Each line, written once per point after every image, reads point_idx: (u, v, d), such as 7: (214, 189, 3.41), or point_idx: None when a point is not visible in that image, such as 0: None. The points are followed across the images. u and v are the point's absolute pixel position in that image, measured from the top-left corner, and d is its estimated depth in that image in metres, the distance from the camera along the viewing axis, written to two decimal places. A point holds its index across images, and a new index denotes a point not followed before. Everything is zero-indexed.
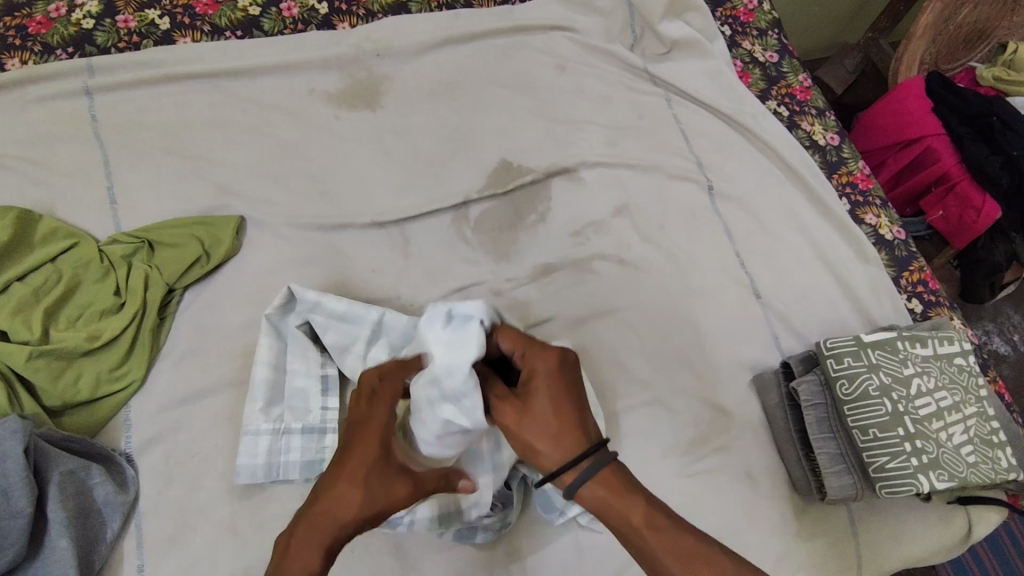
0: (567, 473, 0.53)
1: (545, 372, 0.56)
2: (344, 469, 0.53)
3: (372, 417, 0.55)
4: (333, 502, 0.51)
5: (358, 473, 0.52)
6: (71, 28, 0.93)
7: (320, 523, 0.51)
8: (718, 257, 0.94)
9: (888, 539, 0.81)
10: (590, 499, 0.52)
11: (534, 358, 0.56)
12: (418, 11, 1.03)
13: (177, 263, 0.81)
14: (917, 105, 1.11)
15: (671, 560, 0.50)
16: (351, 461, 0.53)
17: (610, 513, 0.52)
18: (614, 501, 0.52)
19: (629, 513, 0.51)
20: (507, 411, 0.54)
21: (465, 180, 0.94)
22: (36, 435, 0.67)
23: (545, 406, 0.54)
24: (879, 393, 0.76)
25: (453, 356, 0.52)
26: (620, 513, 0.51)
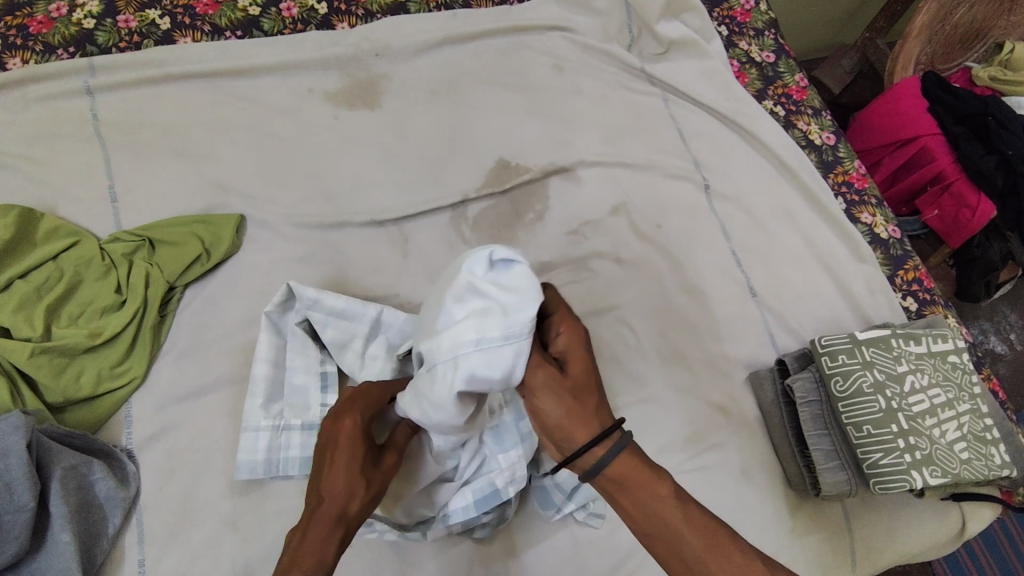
0: (598, 445, 0.48)
1: (580, 341, 0.52)
2: (337, 466, 0.54)
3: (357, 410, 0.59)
4: (336, 493, 0.52)
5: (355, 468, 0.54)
6: (72, 27, 0.93)
7: (328, 514, 0.52)
8: (714, 256, 0.95)
9: (882, 535, 0.82)
10: (617, 475, 0.48)
11: (568, 331, 0.52)
12: (417, 11, 1.04)
13: (178, 261, 0.82)
14: (913, 105, 1.12)
15: (694, 539, 0.47)
16: (342, 456, 0.55)
17: (639, 490, 0.48)
18: (641, 477, 0.48)
19: (657, 488, 0.48)
20: (544, 371, 0.49)
21: (463, 179, 0.95)
22: (38, 431, 0.68)
23: (584, 378, 0.49)
24: (873, 390, 0.77)
25: (506, 298, 0.49)
26: (648, 492, 0.48)
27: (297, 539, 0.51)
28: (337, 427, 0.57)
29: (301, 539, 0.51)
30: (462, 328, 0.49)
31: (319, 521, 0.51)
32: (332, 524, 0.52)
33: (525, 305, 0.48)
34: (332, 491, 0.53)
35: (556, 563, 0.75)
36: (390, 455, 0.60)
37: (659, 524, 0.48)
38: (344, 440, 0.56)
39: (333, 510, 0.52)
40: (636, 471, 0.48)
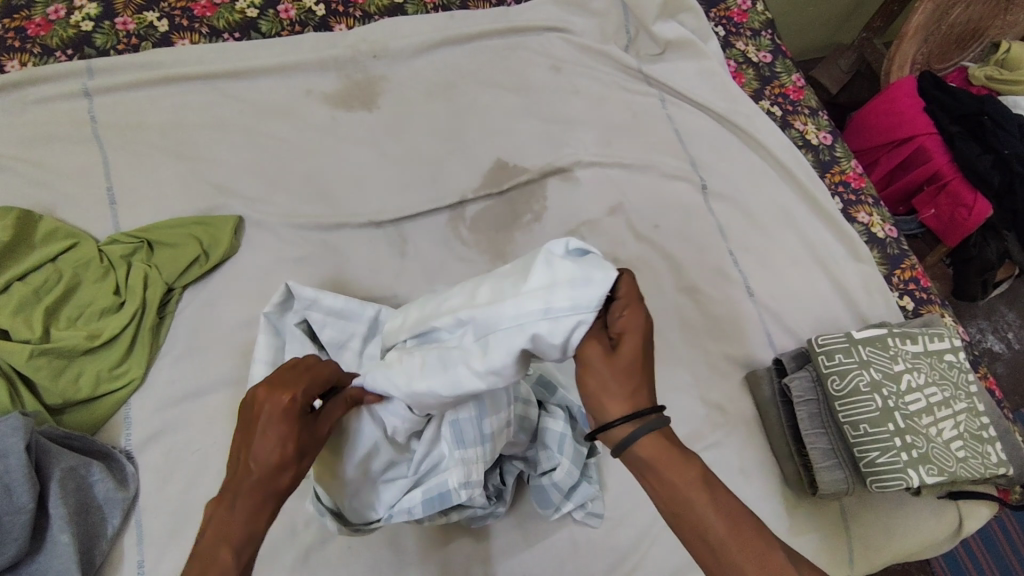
0: (625, 425, 0.45)
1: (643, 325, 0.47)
2: (271, 442, 0.46)
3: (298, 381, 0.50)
4: (267, 467, 0.46)
5: (294, 440, 0.47)
6: (70, 29, 0.94)
7: (255, 488, 0.46)
8: (712, 255, 0.95)
9: (879, 533, 0.82)
10: (643, 454, 0.45)
11: (631, 313, 0.47)
12: (414, 13, 1.04)
13: (176, 262, 0.82)
14: (909, 104, 1.12)
15: (721, 529, 0.43)
16: (272, 431, 0.46)
17: (665, 471, 0.45)
18: (671, 458, 0.45)
19: (684, 471, 0.44)
20: (592, 349, 0.46)
21: (461, 180, 0.95)
22: (37, 432, 0.68)
23: (635, 362, 0.45)
24: (870, 389, 0.77)
25: (579, 273, 0.46)
26: (673, 473, 0.44)
27: (217, 507, 0.46)
28: (273, 397, 0.48)
29: (223, 506, 0.46)
30: (529, 298, 0.47)
31: (247, 497, 0.46)
32: (261, 490, 0.46)
33: (597, 283, 0.45)
34: (262, 462, 0.46)
35: (555, 563, 0.75)
36: (327, 422, 0.52)
37: (685, 509, 0.44)
38: (275, 417, 0.47)
39: (262, 487, 0.46)
40: (664, 452, 0.45)
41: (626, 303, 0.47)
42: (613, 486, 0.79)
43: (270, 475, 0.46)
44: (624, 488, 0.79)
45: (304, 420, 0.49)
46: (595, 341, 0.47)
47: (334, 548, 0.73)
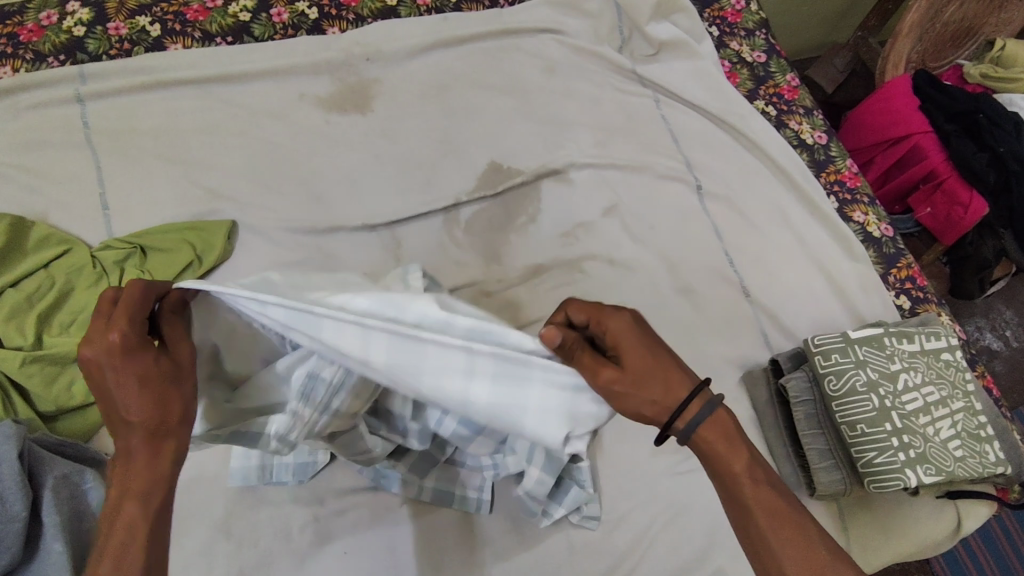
0: (681, 418, 0.53)
1: (624, 333, 0.55)
2: (145, 383, 0.52)
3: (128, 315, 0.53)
4: (154, 409, 0.52)
5: (138, 379, 0.52)
6: (62, 35, 0.93)
7: (156, 431, 0.53)
8: (707, 256, 0.95)
9: (877, 534, 0.82)
10: (703, 441, 0.54)
11: (607, 320, 0.55)
12: (407, 15, 1.04)
13: (169, 267, 0.81)
14: (903, 103, 1.13)
15: (762, 518, 0.52)
16: (136, 374, 0.52)
17: (722, 459, 0.53)
18: (728, 450, 0.53)
19: (733, 461, 0.53)
20: (609, 373, 0.52)
21: (456, 182, 0.95)
22: (30, 440, 0.68)
23: (642, 368, 0.53)
24: (866, 389, 0.77)
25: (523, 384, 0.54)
26: (727, 462, 0.53)
27: (120, 470, 0.52)
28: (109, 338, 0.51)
29: (125, 469, 0.52)
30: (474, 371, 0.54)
31: (150, 438, 0.52)
32: (157, 437, 0.53)
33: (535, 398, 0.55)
34: (143, 406, 0.52)
35: (552, 566, 0.75)
36: (184, 344, 0.56)
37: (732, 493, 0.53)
38: (127, 358, 0.52)
39: (162, 425, 0.53)
40: (718, 440, 0.54)
41: (593, 318, 0.55)
42: (610, 488, 0.79)
43: (161, 416, 0.53)
44: (621, 491, 0.79)
45: (156, 352, 0.54)
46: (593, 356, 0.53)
47: (328, 554, 0.73)
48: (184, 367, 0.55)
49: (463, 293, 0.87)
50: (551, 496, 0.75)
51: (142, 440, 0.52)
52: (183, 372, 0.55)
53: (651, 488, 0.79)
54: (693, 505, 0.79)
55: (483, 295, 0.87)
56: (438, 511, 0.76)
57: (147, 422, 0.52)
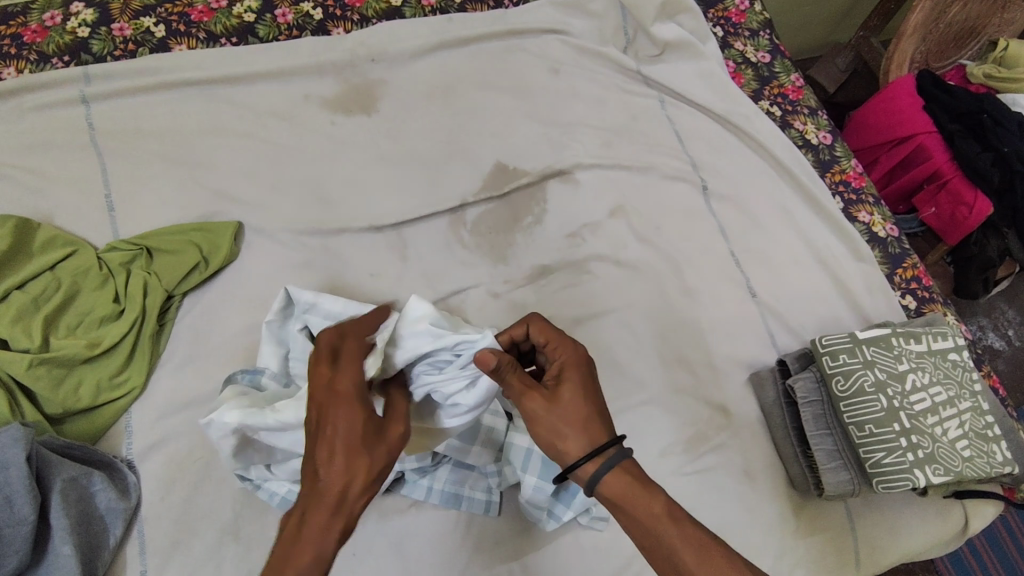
0: (589, 461, 0.53)
1: (569, 362, 0.56)
2: (350, 449, 0.48)
3: (357, 376, 0.52)
4: (339, 478, 0.47)
5: (371, 437, 0.50)
6: (66, 36, 0.93)
7: (329, 503, 0.47)
8: (714, 256, 0.95)
9: (885, 534, 0.82)
10: (607, 491, 0.53)
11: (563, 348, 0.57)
12: (411, 16, 1.04)
13: (176, 270, 0.82)
14: (908, 103, 1.13)
15: (688, 553, 0.49)
16: (341, 432, 0.49)
17: (629, 508, 0.51)
18: (632, 489, 0.52)
19: (650, 501, 0.51)
20: (536, 400, 0.54)
21: (462, 183, 0.94)
22: (38, 443, 0.68)
23: (570, 401, 0.54)
24: (874, 389, 0.77)
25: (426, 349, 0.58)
26: (633, 506, 0.51)
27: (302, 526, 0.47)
28: (335, 390, 0.51)
29: (313, 531, 0.46)
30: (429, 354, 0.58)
31: (320, 510, 0.47)
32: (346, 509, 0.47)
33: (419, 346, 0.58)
34: (333, 473, 0.48)
35: (562, 568, 0.74)
36: (400, 424, 0.53)
37: (652, 541, 0.51)
38: (352, 410, 0.50)
39: (344, 500, 0.47)
40: (625, 488, 0.52)
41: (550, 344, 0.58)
42: None
43: (343, 493, 0.47)
44: None
45: (374, 420, 0.51)
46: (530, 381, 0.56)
47: (335, 557, 0.72)
48: (384, 446, 0.50)
49: (469, 294, 0.87)
50: (555, 495, 0.74)
51: (314, 508, 0.47)
52: (383, 451, 0.50)
53: None
54: (700, 507, 0.79)
55: (490, 296, 0.87)
56: (444, 512, 0.75)
57: (324, 489, 0.47)
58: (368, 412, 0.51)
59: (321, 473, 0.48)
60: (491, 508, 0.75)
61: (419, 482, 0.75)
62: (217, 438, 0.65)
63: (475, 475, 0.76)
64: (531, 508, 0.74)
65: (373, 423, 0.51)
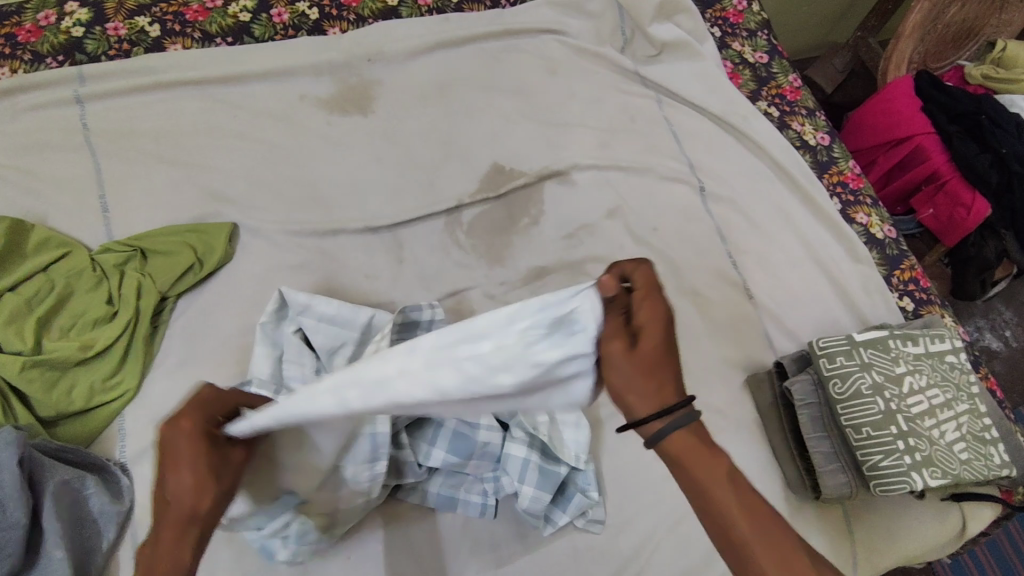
0: (659, 418, 0.44)
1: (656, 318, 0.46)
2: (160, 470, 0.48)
3: (202, 412, 0.49)
4: (185, 502, 0.47)
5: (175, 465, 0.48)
6: (60, 35, 0.93)
7: (178, 524, 0.47)
8: (710, 258, 0.94)
9: (882, 537, 0.82)
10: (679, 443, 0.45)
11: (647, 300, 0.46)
12: (408, 16, 1.03)
13: (170, 272, 0.81)
14: (905, 104, 1.12)
15: (747, 528, 0.43)
16: (183, 468, 0.47)
17: (700, 470, 0.44)
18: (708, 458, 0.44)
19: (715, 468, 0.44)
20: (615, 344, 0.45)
21: (458, 184, 0.94)
22: (30, 446, 0.67)
23: (653, 353, 0.45)
24: (871, 392, 0.76)
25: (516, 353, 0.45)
26: (703, 472, 0.44)
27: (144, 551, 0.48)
28: (172, 433, 0.48)
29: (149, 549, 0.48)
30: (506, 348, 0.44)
31: (166, 533, 0.47)
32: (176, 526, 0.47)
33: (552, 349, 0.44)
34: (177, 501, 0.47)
35: (559, 570, 0.74)
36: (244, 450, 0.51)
37: (707, 506, 0.44)
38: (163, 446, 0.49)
39: (193, 522, 0.47)
40: (693, 450, 0.44)
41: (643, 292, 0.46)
42: (614, 491, 0.78)
43: (188, 512, 0.47)
44: (626, 493, 0.78)
45: (219, 451, 0.49)
46: (618, 322, 0.46)
47: (331, 561, 0.72)
48: (230, 471, 0.49)
49: (465, 295, 0.87)
50: (553, 501, 0.75)
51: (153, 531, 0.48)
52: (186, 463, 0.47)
53: (656, 492, 0.79)
54: None
55: (486, 297, 0.87)
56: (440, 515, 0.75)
57: (170, 513, 0.47)
58: (213, 446, 0.49)
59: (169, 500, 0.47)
60: (487, 511, 0.75)
61: (416, 487, 0.75)
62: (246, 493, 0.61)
63: (470, 479, 0.75)
64: (530, 516, 0.74)
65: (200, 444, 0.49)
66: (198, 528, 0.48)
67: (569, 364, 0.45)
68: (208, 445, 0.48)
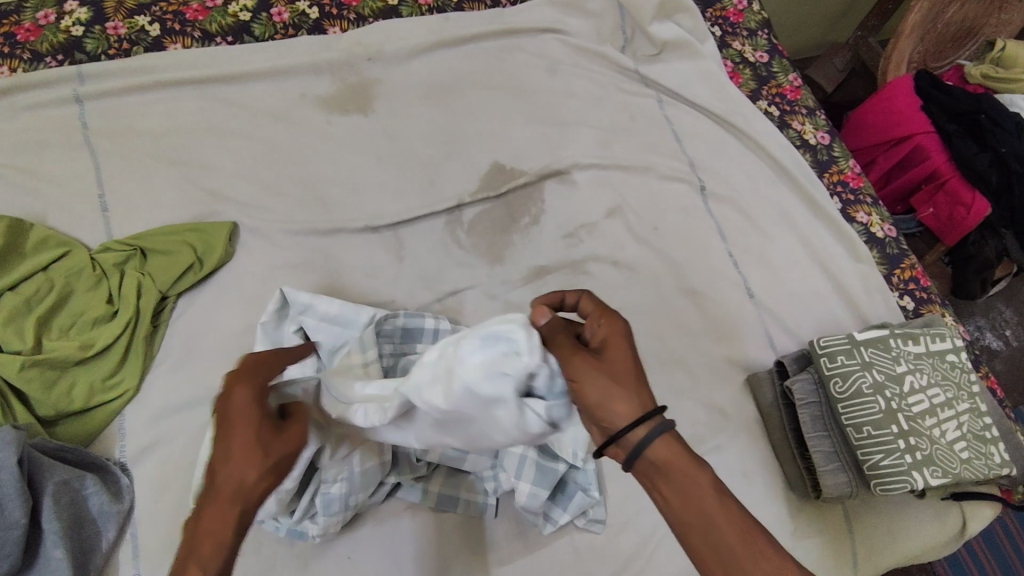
0: (640, 425, 0.45)
1: (618, 330, 0.50)
2: (223, 443, 0.48)
3: (248, 383, 0.51)
4: (232, 474, 0.47)
5: (246, 436, 0.48)
6: (60, 35, 0.92)
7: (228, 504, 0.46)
8: (711, 257, 0.94)
9: (883, 536, 0.82)
10: (658, 454, 0.45)
11: (606, 319, 0.51)
12: (409, 15, 1.03)
13: (170, 271, 0.81)
14: (906, 103, 1.12)
15: (732, 536, 0.44)
16: (250, 443, 0.48)
17: (686, 477, 0.45)
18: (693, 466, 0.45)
19: (701, 477, 0.45)
20: (580, 359, 0.48)
21: (458, 183, 0.94)
22: (29, 445, 0.67)
23: (619, 362, 0.48)
24: (872, 391, 0.76)
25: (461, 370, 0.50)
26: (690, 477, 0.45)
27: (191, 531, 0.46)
28: (245, 402, 0.50)
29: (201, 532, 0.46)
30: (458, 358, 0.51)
31: (218, 517, 0.46)
32: (229, 504, 0.46)
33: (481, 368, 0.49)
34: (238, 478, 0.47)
35: (560, 570, 0.74)
36: (297, 428, 0.51)
37: (695, 516, 0.45)
38: (234, 418, 0.49)
39: (239, 495, 0.47)
40: (678, 459, 0.45)
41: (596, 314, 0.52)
42: (615, 490, 0.78)
43: (236, 485, 0.47)
44: (627, 492, 0.78)
45: (268, 421, 0.50)
46: (574, 344, 0.50)
47: (332, 561, 0.72)
48: (284, 445, 0.49)
49: (466, 295, 0.87)
50: (552, 498, 0.75)
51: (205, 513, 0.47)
52: (264, 439, 0.49)
53: None
54: None
55: (487, 297, 0.87)
56: (440, 514, 0.75)
57: (227, 492, 0.47)
58: (259, 414, 0.50)
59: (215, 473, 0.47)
60: (488, 510, 0.75)
61: (415, 486, 0.74)
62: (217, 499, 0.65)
63: (471, 478, 0.76)
64: (529, 513, 0.74)
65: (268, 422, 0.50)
66: (244, 501, 0.47)
67: (486, 389, 0.49)
68: (265, 425, 0.49)
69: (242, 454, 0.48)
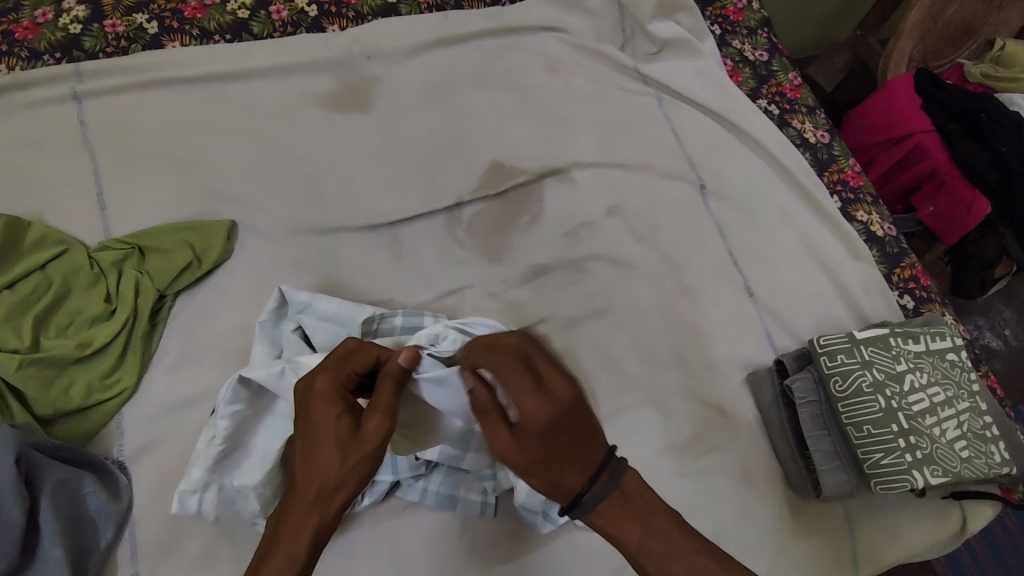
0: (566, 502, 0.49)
1: (537, 416, 0.48)
2: (310, 443, 0.50)
3: (332, 371, 0.53)
4: (314, 476, 0.50)
5: (331, 438, 0.50)
6: (58, 32, 0.92)
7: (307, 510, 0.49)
8: (711, 256, 0.94)
9: (883, 535, 0.82)
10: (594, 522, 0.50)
11: (526, 398, 0.49)
12: (408, 13, 1.03)
13: (168, 269, 0.81)
14: (906, 101, 1.12)
15: None
16: (333, 447, 0.50)
17: (616, 539, 0.49)
18: (625, 523, 0.49)
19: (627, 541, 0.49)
20: (501, 445, 0.50)
21: (457, 181, 0.94)
22: (27, 444, 0.67)
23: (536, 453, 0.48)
24: (872, 390, 0.76)
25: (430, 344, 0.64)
26: (621, 540, 0.49)
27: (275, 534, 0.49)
28: (325, 402, 0.51)
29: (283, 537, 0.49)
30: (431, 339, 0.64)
31: (298, 523, 0.49)
32: (311, 508, 0.49)
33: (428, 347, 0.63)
34: (321, 483, 0.49)
35: (559, 569, 0.74)
36: (380, 415, 0.51)
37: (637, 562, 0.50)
38: (317, 418, 0.51)
39: (316, 499, 0.49)
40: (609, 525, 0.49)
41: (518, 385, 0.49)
42: None
43: (318, 489, 0.49)
44: None
45: (348, 417, 0.51)
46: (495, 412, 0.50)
47: (332, 560, 0.71)
48: (364, 448, 0.50)
49: (464, 294, 0.87)
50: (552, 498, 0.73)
51: (287, 517, 0.49)
52: (349, 441, 0.50)
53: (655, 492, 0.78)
54: (698, 506, 0.78)
55: (486, 295, 0.87)
56: (439, 514, 0.75)
57: (309, 497, 0.49)
58: (340, 412, 0.51)
59: (297, 472, 0.50)
60: (487, 509, 0.75)
61: (415, 483, 0.74)
62: (186, 489, 0.66)
63: (470, 478, 0.75)
64: (527, 512, 0.73)
65: (349, 418, 0.51)
66: (322, 509, 0.49)
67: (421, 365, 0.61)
68: (353, 426, 0.51)
69: (324, 458, 0.50)
